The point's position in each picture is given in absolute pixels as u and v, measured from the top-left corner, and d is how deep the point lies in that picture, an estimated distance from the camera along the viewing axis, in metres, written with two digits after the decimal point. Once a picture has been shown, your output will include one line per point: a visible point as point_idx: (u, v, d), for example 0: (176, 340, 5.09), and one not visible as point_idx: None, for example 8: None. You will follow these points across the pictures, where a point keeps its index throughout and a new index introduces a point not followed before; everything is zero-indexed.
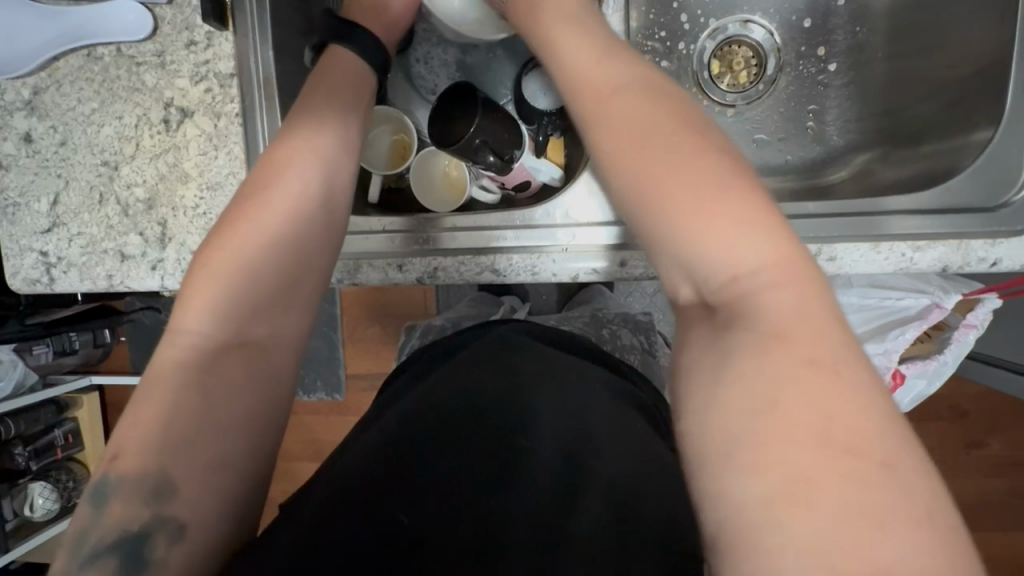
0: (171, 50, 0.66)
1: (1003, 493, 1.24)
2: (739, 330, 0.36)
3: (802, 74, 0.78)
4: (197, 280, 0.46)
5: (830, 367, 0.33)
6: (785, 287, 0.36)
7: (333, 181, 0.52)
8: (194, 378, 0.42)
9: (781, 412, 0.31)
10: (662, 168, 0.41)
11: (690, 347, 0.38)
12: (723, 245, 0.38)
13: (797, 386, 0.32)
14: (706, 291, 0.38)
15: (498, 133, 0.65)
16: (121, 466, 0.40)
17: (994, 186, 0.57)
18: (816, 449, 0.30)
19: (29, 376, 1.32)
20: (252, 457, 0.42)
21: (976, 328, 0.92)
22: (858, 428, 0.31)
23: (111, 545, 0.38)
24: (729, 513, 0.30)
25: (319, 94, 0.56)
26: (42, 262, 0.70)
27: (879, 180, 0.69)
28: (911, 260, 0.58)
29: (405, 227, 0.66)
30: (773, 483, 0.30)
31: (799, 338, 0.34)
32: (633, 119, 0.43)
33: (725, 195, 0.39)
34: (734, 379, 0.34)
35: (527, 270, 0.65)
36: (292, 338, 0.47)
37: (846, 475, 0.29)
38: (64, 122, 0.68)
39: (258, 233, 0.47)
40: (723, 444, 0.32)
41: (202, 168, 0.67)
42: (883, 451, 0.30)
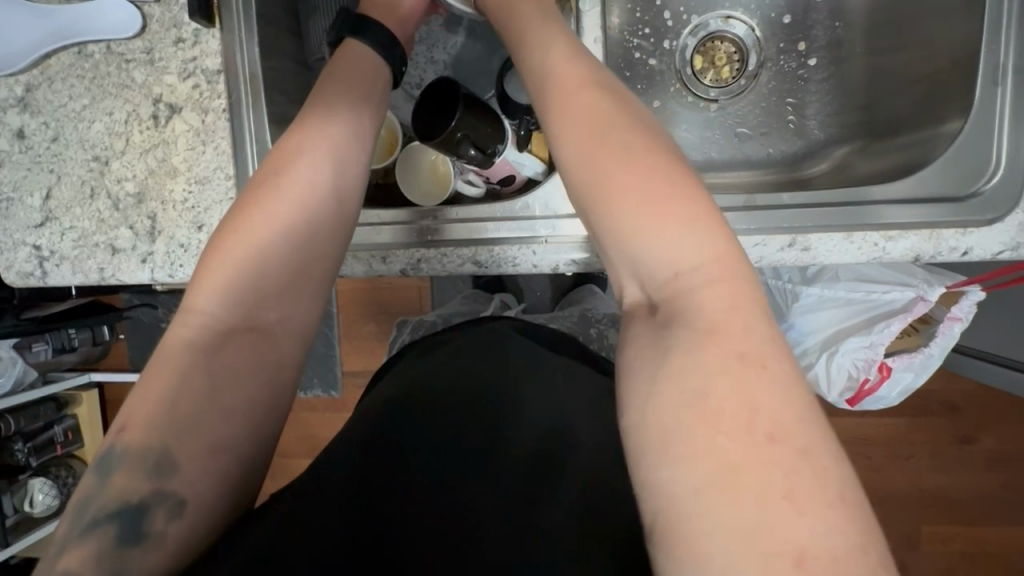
0: (159, 48, 0.67)
1: (992, 488, 1.25)
2: (678, 329, 0.37)
3: (782, 70, 0.79)
4: (211, 265, 0.47)
5: (757, 360, 0.34)
6: (721, 285, 0.37)
7: (346, 171, 0.53)
8: (203, 360, 0.43)
9: (709, 406, 0.33)
10: (611, 165, 0.41)
11: (634, 341, 0.39)
12: (664, 244, 0.38)
13: (724, 378, 0.34)
14: (649, 289, 0.39)
15: (480, 127, 0.67)
16: (128, 439, 0.41)
17: (965, 176, 0.58)
18: (739, 438, 0.32)
19: (29, 372, 1.34)
20: (253, 440, 0.43)
21: (962, 320, 0.93)
22: (782, 418, 0.33)
23: (114, 513, 0.39)
24: (667, 499, 0.32)
25: (336, 87, 0.56)
26: (35, 256, 0.71)
27: (858, 172, 0.70)
28: (884, 250, 0.59)
29: (402, 218, 0.67)
30: (704, 470, 0.31)
31: (730, 333, 0.35)
32: (587, 117, 0.43)
33: (667, 193, 0.39)
34: (670, 373, 0.35)
35: (508, 262, 0.66)
36: (302, 328, 0.48)
37: (767, 461, 0.31)
38: (55, 119, 0.69)
39: (270, 223, 0.48)
40: (659, 437, 0.33)
41: (191, 163, 0.68)
42: (802, 437, 0.32)
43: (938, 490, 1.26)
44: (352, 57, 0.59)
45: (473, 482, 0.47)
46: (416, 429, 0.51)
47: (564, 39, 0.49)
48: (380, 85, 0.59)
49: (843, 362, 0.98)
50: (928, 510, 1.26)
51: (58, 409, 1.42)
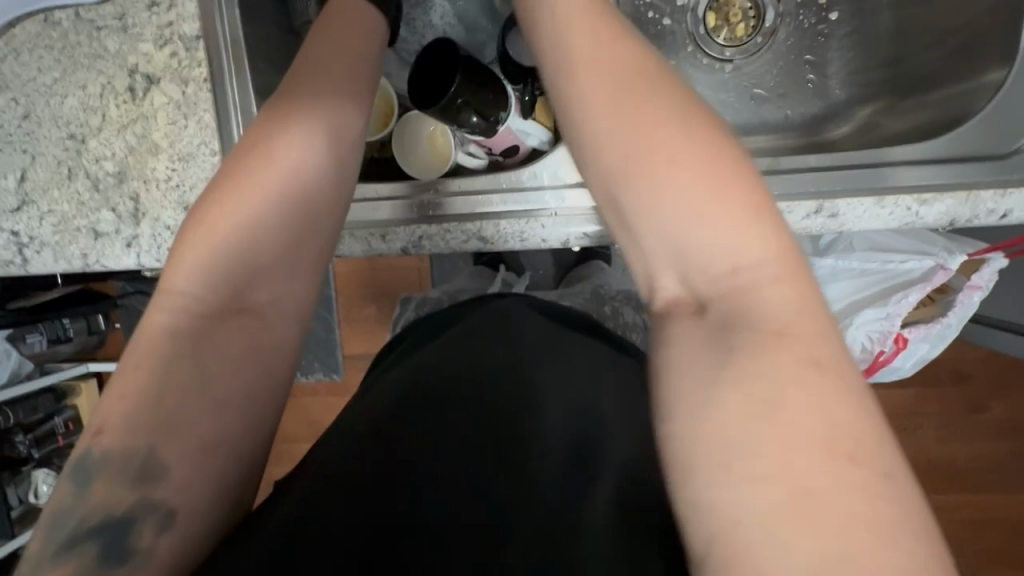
0: (132, 13, 0.62)
1: (1003, 456, 1.24)
2: (740, 330, 0.35)
3: (801, 26, 0.75)
4: (193, 236, 0.43)
5: (831, 370, 0.33)
6: (784, 285, 0.35)
7: (340, 133, 0.48)
8: (187, 345, 0.40)
9: (781, 418, 0.31)
10: (652, 151, 0.39)
11: (682, 339, 0.36)
12: (723, 238, 0.36)
13: (797, 389, 0.32)
14: (699, 286, 0.37)
15: (482, 92, 0.62)
16: (108, 441, 0.37)
17: (1005, 132, 0.54)
18: (815, 456, 0.30)
19: (24, 364, 1.28)
20: (248, 436, 0.40)
21: (982, 289, 0.90)
22: (856, 435, 0.31)
23: (95, 529, 0.36)
24: (730, 524, 0.29)
25: (327, 45, 0.52)
26: (14, 242, 0.67)
27: (885, 132, 0.66)
28: (916, 215, 0.55)
29: (399, 193, 0.63)
30: (774, 494, 0.29)
31: (800, 337, 0.34)
32: (629, 92, 0.40)
33: (724, 185, 0.37)
34: (732, 382, 0.33)
35: (516, 236, 0.62)
36: (296, 307, 0.45)
37: (846, 483, 0.29)
38: (25, 94, 0.65)
39: (259, 191, 0.44)
40: (720, 452, 0.31)
41: (173, 138, 0.63)
42: (880, 461, 0.30)
43: (948, 460, 1.25)
44: (345, 17, 0.54)
45: (494, 470, 0.44)
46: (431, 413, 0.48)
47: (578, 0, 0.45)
48: (373, 45, 0.54)
49: (857, 335, 0.94)
50: (938, 479, 1.25)
51: (57, 400, 1.40)
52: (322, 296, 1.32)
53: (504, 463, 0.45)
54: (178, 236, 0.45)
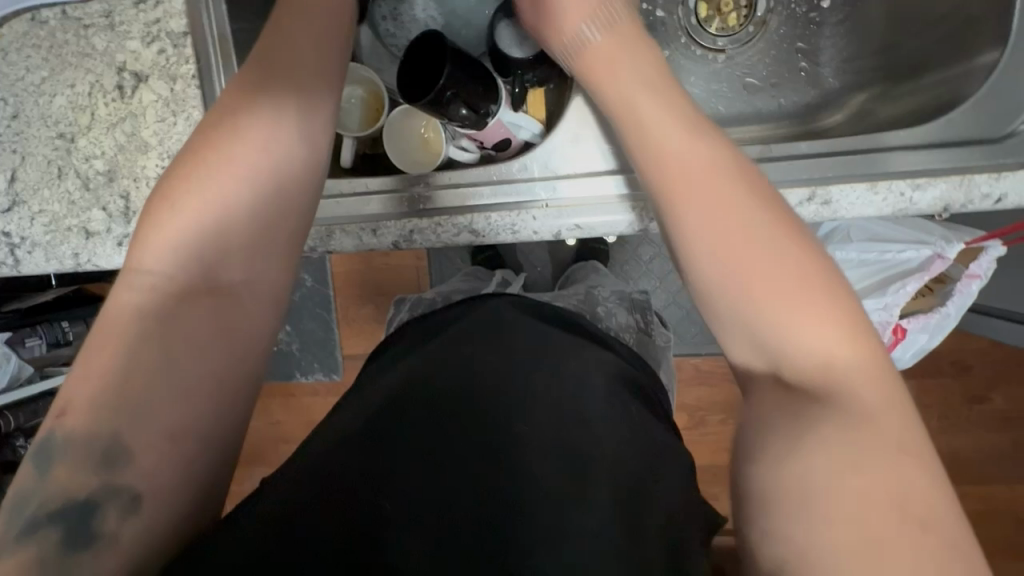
0: (119, 10, 0.62)
1: (1005, 447, 1.23)
2: (824, 406, 0.38)
3: (793, 14, 0.74)
4: (161, 214, 0.44)
5: (910, 452, 0.36)
6: (873, 387, 0.38)
7: (308, 111, 0.50)
8: (156, 327, 0.40)
9: (864, 478, 0.34)
10: (746, 248, 0.43)
11: (766, 402, 0.40)
12: (815, 337, 0.40)
13: (882, 460, 0.35)
14: (788, 374, 0.40)
15: (472, 84, 0.62)
16: (70, 423, 0.37)
17: (999, 114, 0.53)
18: (888, 515, 0.33)
19: (22, 368, 1.21)
20: (216, 415, 0.40)
21: (981, 277, 0.90)
22: (926, 504, 0.34)
23: (57, 514, 0.36)
24: (800, 550, 0.33)
25: (294, 33, 0.52)
26: (5, 243, 0.67)
27: (878, 119, 0.65)
28: (911, 201, 0.55)
29: (390, 186, 0.63)
30: (852, 539, 0.32)
31: (884, 426, 0.37)
32: (723, 202, 0.45)
33: (816, 296, 0.41)
34: (821, 442, 0.36)
35: (507, 229, 0.62)
36: (269, 288, 0.45)
37: (915, 545, 0.32)
38: (13, 94, 0.64)
39: (228, 169, 0.45)
40: (799, 496, 0.35)
41: (162, 136, 0.63)
42: (951, 532, 0.33)
43: (949, 451, 1.24)
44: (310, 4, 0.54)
45: (468, 459, 0.45)
46: (413, 411, 0.48)
47: (681, 111, 0.49)
48: (341, 33, 0.55)
49: None
50: None
51: None
52: (320, 296, 1.32)
53: (472, 449, 0.46)
54: (144, 217, 0.45)
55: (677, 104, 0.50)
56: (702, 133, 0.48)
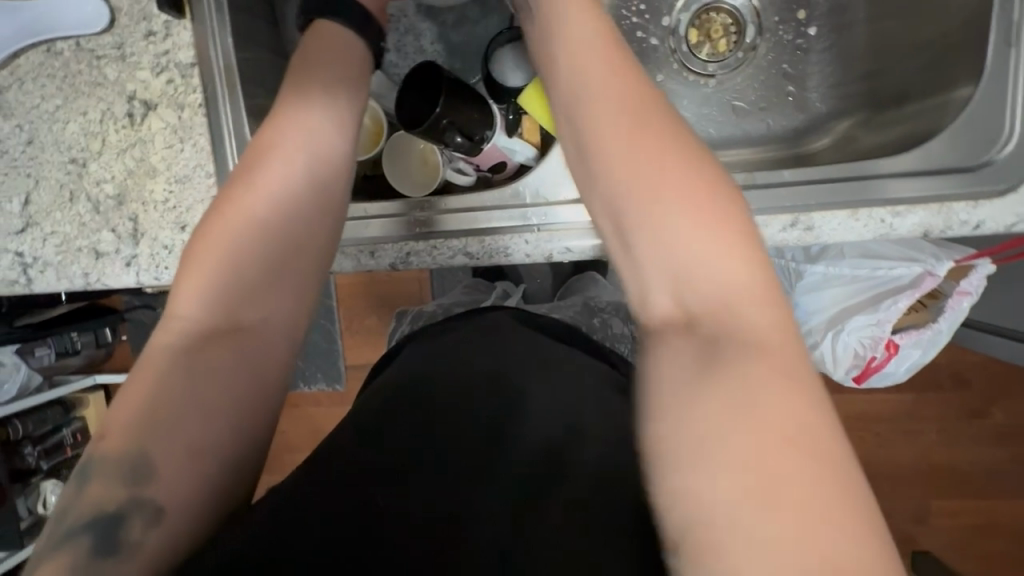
0: (130, 42, 0.65)
1: (1003, 460, 1.23)
2: (727, 347, 0.36)
3: (781, 41, 0.76)
4: (193, 264, 0.47)
5: (801, 386, 0.34)
6: (769, 312, 0.37)
7: (327, 154, 0.53)
8: (181, 360, 0.43)
9: (756, 416, 0.32)
10: (654, 173, 0.41)
11: (669, 343, 0.38)
12: (716, 263, 0.38)
13: (775, 394, 0.33)
14: (690, 305, 0.38)
15: (466, 113, 0.64)
16: (107, 446, 0.40)
17: (976, 144, 0.55)
18: (784, 454, 0.31)
19: (34, 377, 1.32)
20: (237, 450, 0.42)
21: (971, 294, 0.90)
22: (816, 434, 0.32)
23: (90, 523, 0.39)
24: (693, 505, 0.31)
25: (309, 86, 0.55)
26: (18, 263, 0.69)
27: (862, 146, 0.68)
28: (890, 227, 0.56)
29: (394, 211, 0.65)
30: (739, 482, 0.31)
31: (777, 351, 0.35)
32: (635, 135, 0.42)
33: (722, 228, 0.39)
34: (718, 388, 0.34)
35: (501, 251, 0.64)
36: (287, 325, 0.48)
37: (814, 481, 0.30)
38: (29, 121, 0.67)
39: (254, 214, 0.48)
40: (693, 451, 0.33)
41: (169, 161, 0.66)
42: (844, 462, 0.32)
43: (947, 464, 1.24)
44: (323, 47, 0.57)
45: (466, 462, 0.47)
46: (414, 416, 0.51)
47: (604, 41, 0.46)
48: (363, 55, 0.59)
49: (848, 340, 0.96)
50: (937, 483, 1.25)
51: (66, 412, 1.44)
52: (324, 307, 1.34)
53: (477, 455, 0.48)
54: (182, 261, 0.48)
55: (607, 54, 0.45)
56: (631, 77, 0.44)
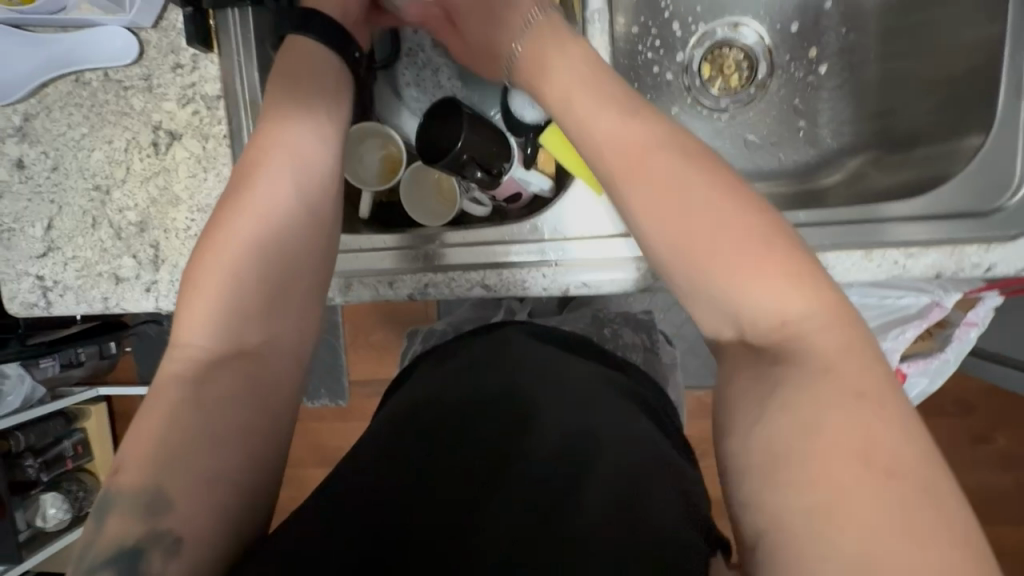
0: (158, 74, 0.66)
1: (1010, 487, 1.23)
2: (785, 367, 0.38)
3: (792, 78, 0.78)
4: (192, 291, 0.48)
5: (874, 399, 0.35)
6: (831, 329, 0.38)
7: (316, 174, 0.55)
8: (190, 390, 0.44)
9: (824, 437, 0.34)
10: (703, 216, 0.42)
11: (739, 377, 0.40)
12: (771, 290, 0.40)
13: (840, 411, 0.34)
14: (752, 333, 0.40)
15: (485, 147, 0.65)
16: (123, 480, 0.40)
17: (989, 190, 0.56)
18: (858, 470, 0.32)
19: (37, 389, 1.31)
20: (250, 476, 0.43)
21: (977, 326, 0.92)
22: (897, 452, 0.33)
23: (110, 560, 0.39)
24: (766, 518, 0.33)
25: (290, 105, 0.56)
26: (38, 286, 0.70)
27: (871, 188, 0.69)
28: (903, 268, 0.58)
29: (404, 243, 0.66)
30: (813, 497, 0.32)
31: (845, 372, 0.36)
32: (671, 169, 0.44)
33: (774, 252, 0.40)
34: (781, 404, 0.36)
35: (517, 284, 0.65)
36: (288, 344, 0.50)
37: (885, 494, 0.31)
38: (55, 148, 0.68)
39: (248, 236, 0.50)
40: (765, 463, 0.34)
41: (192, 190, 0.67)
42: (922, 478, 0.32)
43: None
44: (301, 66, 0.59)
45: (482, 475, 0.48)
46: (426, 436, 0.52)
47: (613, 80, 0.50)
48: (341, 78, 0.61)
49: None
50: None
51: (68, 423, 1.43)
52: (329, 325, 1.34)
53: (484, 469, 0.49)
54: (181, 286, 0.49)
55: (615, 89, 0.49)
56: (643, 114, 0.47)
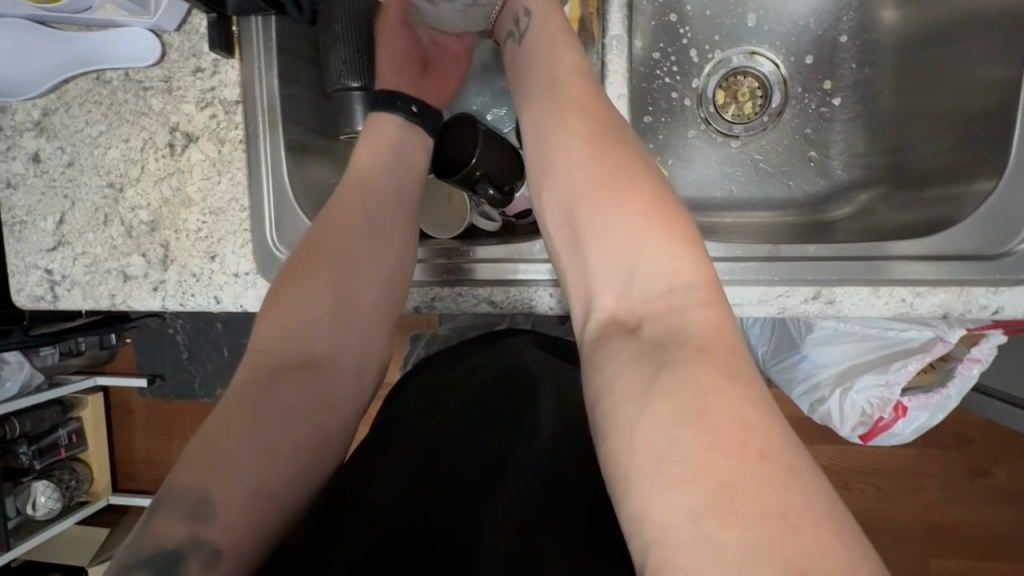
0: (178, 77, 0.67)
1: (1006, 523, 1.22)
2: (670, 345, 0.40)
3: (806, 108, 0.78)
4: (274, 305, 0.53)
5: (743, 380, 0.37)
6: (707, 307, 0.41)
7: (387, 208, 0.60)
8: (259, 398, 0.47)
9: (705, 422, 0.35)
10: (603, 190, 0.47)
11: (617, 352, 0.41)
12: (660, 262, 0.43)
13: (716, 396, 0.36)
14: (637, 303, 0.44)
15: (497, 164, 0.66)
16: (175, 483, 0.42)
17: (998, 233, 0.57)
18: (733, 455, 0.34)
19: (36, 376, 1.30)
20: (293, 490, 0.44)
21: (981, 362, 0.91)
22: (768, 434, 0.35)
23: (148, 558, 0.39)
24: (662, 530, 0.33)
25: (375, 143, 0.62)
26: (47, 280, 0.70)
27: (881, 222, 0.70)
28: (911, 306, 0.58)
29: (428, 255, 0.67)
30: (699, 495, 0.33)
31: (718, 352, 0.39)
32: (599, 149, 0.49)
33: (669, 229, 0.44)
34: (664, 392, 0.37)
35: (524, 302, 0.65)
36: (352, 364, 0.53)
37: (761, 480, 0.33)
38: (71, 144, 0.69)
39: (324, 258, 0.55)
40: (648, 463, 0.35)
41: (206, 192, 0.67)
42: (788, 457, 0.34)
43: (950, 524, 1.23)
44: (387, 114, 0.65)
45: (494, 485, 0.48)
46: (443, 442, 0.51)
47: (570, 64, 0.55)
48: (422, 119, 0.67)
49: (856, 398, 0.96)
50: (939, 544, 1.24)
51: (64, 412, 1.43)
52: None
53: (478, 470, 0.49)
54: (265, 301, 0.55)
55: (569, 70, 0.54)
56: (581, 92, 0.52)
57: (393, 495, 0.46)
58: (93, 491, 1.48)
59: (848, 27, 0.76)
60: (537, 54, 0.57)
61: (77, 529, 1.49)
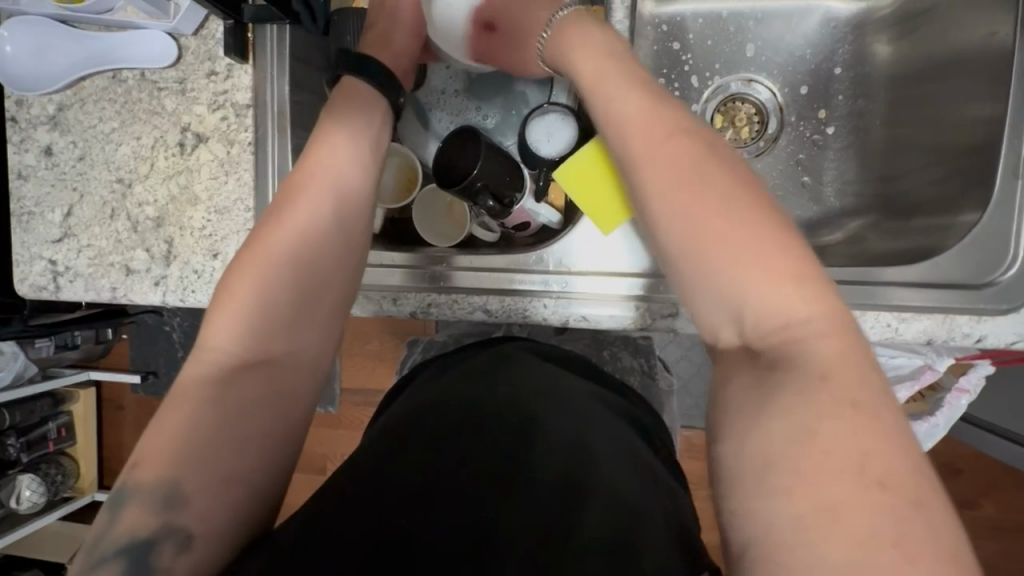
0: (192, 79, 0.69)
1: (993, 556, 1.22)
2: (786, 371, 0.40)
3: (801, 135, 0.80)
4: (222, 299, 0.50)
5: (868, 410, 0.37)
6: (830, 338, 0.41)
7: (349, 202, 0.59)
8: (217, 394, 0.46)
9: (819, 444, 0.36)
10: (710, 213, 0.46)
11: (734, 379, 0.42)
12: (771, 296, 0.42)
13: (830, 420, 0.37)
14: (752, 335, 0.43)
15: (498, 176, 0.67)
16: (141, 473, 0.43)
17: (981, 264, 0.58)
18: (852, 480, 0.34)
19: (29, 368, 1.27)
20: (264, 477, 0.45)
21: (969, 393, 0.92)
22: (893, 465, 0.35)
23: (123, 550, 0.41)
24: (764, 529, 0.35)
25: (337, 140, 0.60)
26: (50, 270, 0.71)
27: (872, 249, 0.71)
28: (896, 330, 0.59)
29: (412, 262, 0.68)
30: (807, 506, 0.34)
31: (842, 381, 0.38)
32: (686, 169, 0.48)
33: (781, 255, 0.43)
34: (781, 413, 0.38)
35: (518, 313, 0.66)
36: (310, 361, 0.52)
37: (874, 507, 0.33)
38: (83, 139, 0.71)
39: (280, 254, 0.53)
40: (761, 467, 0.37)
41: (212, 192, 0.69)
42: (914, 489, 0.34)
43: None
44: (355, 107, 0.64)
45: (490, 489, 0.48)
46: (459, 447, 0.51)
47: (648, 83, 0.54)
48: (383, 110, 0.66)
49: None
50: None
51: (54, 406, 1.44)
52: None
53: (476, 470, 0.49)
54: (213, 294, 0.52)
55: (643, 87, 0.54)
56: (665, 113, 0.52)
57: (406, 497, 0.47)
58: (78, 487, 1.47)
59: (842, 60, 0.79)
60: (597, 73, 0.55)
61: (59, 523, 1.48)
